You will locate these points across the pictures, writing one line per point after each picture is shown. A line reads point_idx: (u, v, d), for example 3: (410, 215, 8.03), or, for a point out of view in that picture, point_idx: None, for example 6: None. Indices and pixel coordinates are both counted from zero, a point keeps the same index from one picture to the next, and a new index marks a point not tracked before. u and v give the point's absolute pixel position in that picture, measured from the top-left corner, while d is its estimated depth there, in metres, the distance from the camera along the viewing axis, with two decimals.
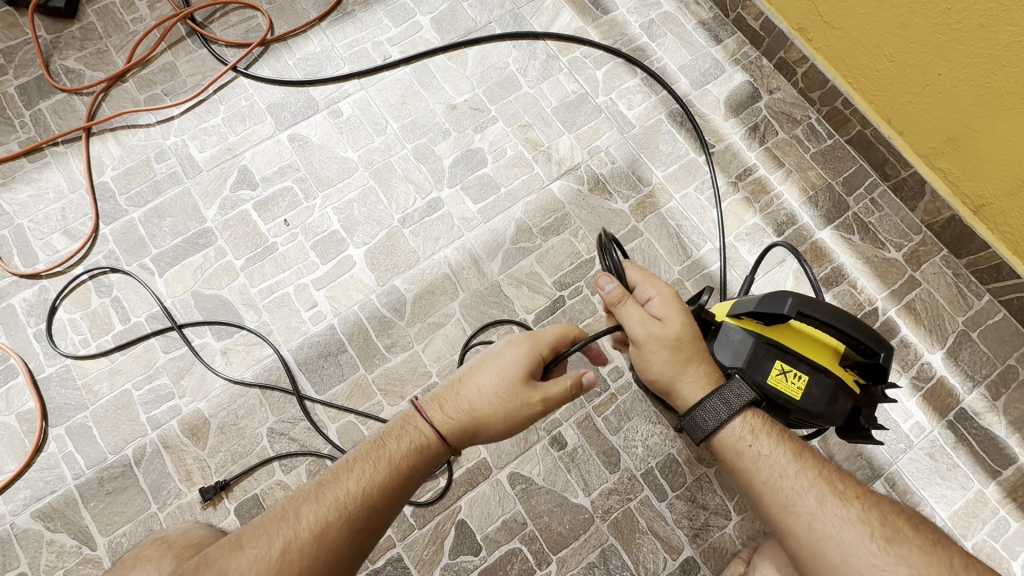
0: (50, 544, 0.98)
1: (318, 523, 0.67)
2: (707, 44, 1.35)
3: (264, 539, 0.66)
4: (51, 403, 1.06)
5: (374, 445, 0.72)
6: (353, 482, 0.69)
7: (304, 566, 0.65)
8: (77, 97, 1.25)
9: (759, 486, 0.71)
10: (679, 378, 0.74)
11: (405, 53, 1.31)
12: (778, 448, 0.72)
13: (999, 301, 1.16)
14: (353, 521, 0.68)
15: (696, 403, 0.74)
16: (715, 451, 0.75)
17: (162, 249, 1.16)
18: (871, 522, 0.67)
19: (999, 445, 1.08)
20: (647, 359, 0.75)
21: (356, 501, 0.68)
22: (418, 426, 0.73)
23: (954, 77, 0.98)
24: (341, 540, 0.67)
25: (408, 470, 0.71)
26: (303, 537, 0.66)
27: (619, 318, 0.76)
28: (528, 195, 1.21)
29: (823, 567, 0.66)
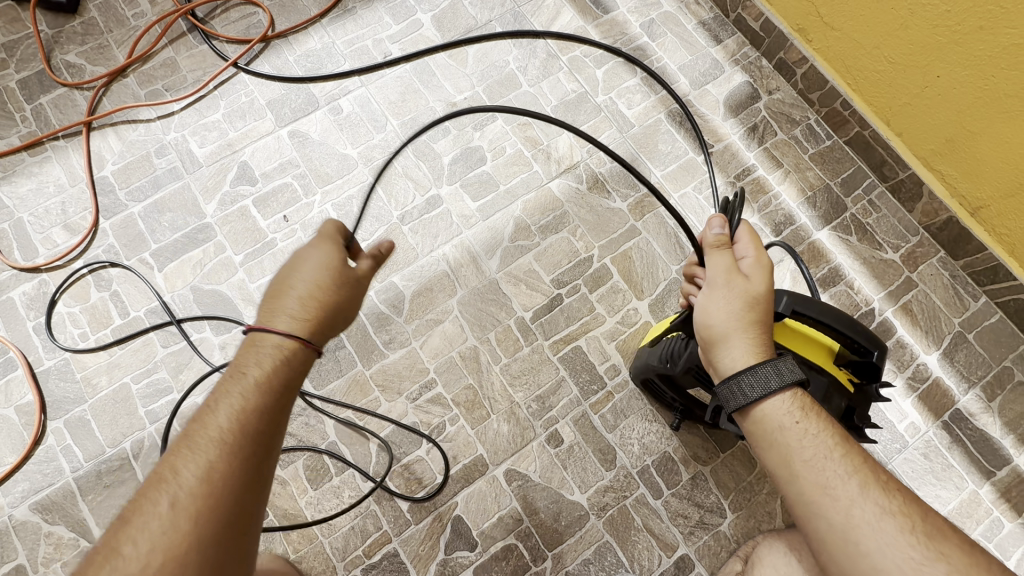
0: (48, 536, 0.99)
1: (208, 467, 0.59)
2: (706, 44, 1.35)
3: (153, 499, 0.57)
4: (49, 396, 1.07)
5: (229, 377, 0.65)
6: (231, 414, 0.62)
7: (212, 513, 0.57)
8: (78, 92, 1.26)
9: (795, 464, 0.65)
10: (737, 333, 0.71)
11: (406, 51, 1.32)
12: (822, 429, 0.66)
13: (995, 303, 1.17)
14: (247, 451, 0.61)
15: (746, 368, 0.69)
16: (751, 425, 0.70)
17: (162, 243, 1.16)
18: (913, 518, 0.61)
19: (994, 446, 1.08)
20: (713, 303, 0.73)
21: (243, 430, 0.62)
22: (268, 342, 0.68)
23: (954, 78, 0.98)
24: (241, 475, 0.60)
25: (286, 387, 0.67)
26: (196, 484, 0.58)
27: (709, 259, 0.77)
28: (527, 193, 1.22)
29: (855, 557, 0.60)
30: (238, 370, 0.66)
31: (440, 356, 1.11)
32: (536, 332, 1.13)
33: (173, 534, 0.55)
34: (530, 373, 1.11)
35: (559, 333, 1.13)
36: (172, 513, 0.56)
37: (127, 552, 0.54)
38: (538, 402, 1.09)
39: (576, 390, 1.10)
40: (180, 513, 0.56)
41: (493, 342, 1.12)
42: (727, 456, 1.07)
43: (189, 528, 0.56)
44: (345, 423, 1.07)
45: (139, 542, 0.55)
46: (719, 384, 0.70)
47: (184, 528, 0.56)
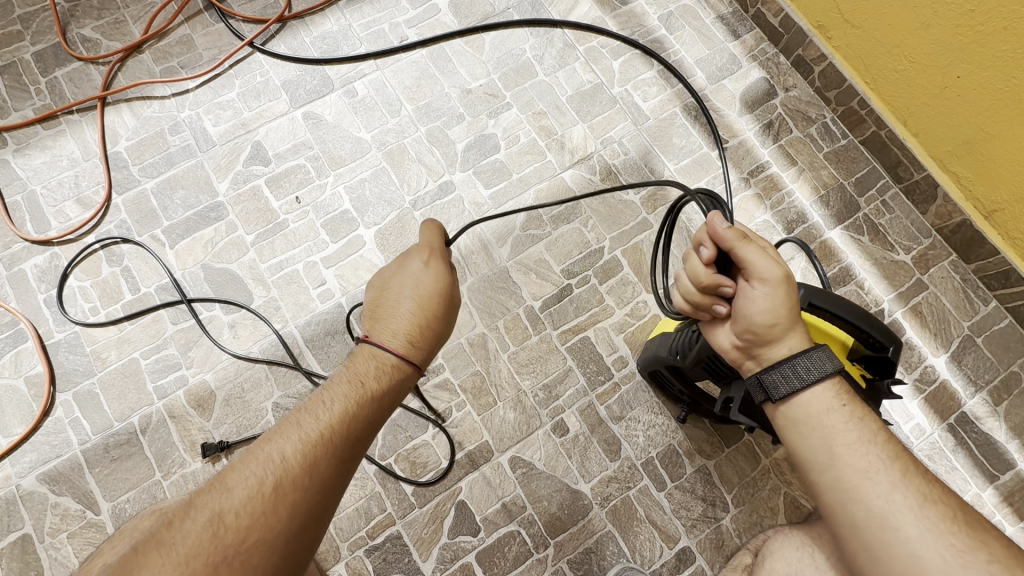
0: (54, 507, 0.99)
1: (305, 457, 0.62)
2: (725, 39, 1.34)
3: (250, 468, 0.61)
4: (59, 368, 1.07)
5: (348, 381, 0.69)
6: (332, 413, 0.66)
7: (298, 499, 0.60)
8: (93, 67, 1.26)
9: (837, 449, 0.65)
10: (798, 325, 0.69)
11: (422, 36, 1.31)
12: (865, 416, 0.67)
13: (1006, 308, 1.16)
14: (341, 452, 0.64)
15: (803, 351, 0.68)
16: (795, 411, 0.69)
17: (174, 221, 1.16)
18: (951, 507, 0.62)
19: (999, 451, 1.08)
20: (775, 301, 0.68)
21: (339, 433, 0.65)
22: (381, 356, 0.73)
23: (974, 80, 0.97)
24: (330, 473, 0.63)
25: (389, 400, 0.70)
26: (292, 470, 0.61)
27: (746, 255, 0.69)
28: (540, 182, 1.22)
29: (892, 542, 0.61)
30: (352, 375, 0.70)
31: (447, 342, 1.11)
32: (545, 322, 1.13)
33: (255, 506, 0.58)
34: (537, 361, 1.11)
35: (567, 323, 1.13)
36: (266, 491, 0.59)
37: (222, 514, 0.58)
38: (544, 391, 1.09)
39: (582, 380, 1.10)
40: (274, 490, 0.60)
41: (501, 330, 1.12)
42: (732, 451, 1.07)
43: (280, 509, 0.59)
44: None
45: (228, 509, 0.58)
46: (770, 370, 0.69)
47: (274, 507, 0.59)
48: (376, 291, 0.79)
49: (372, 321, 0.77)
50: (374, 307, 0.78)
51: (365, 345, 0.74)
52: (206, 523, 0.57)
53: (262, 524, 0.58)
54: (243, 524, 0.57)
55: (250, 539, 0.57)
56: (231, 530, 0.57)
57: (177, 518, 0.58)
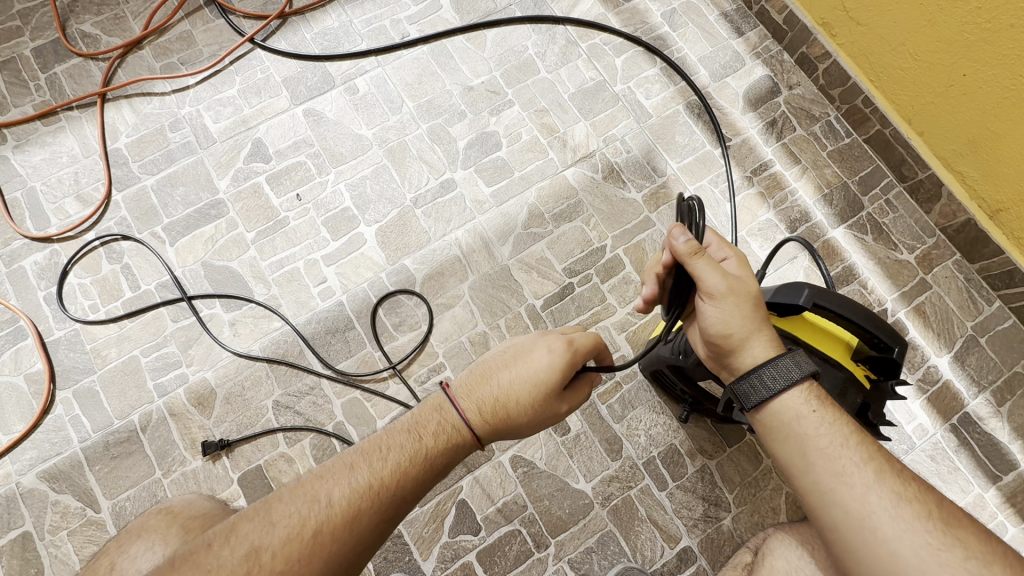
0: (55, 505, 0.99)
1: (351, 509, 0.62)
2: (728, 36, 1.33)
3: (295, 505, 0.62)
4: (59, 366, 1.07)
5: (409, 433, 0.68)
6: (385, 467, 0.65)
7: (332, 551, 0.60)
8: (93, 63, 1.25)
9: (812, 454, 0.65)
10: (756, 334, 0.70)
11: (423, 32, 1.30)
12: (837, 418, 0.67)
13: (1009, 308, 1.15)
14: (385, 513, 0.63)
15: (767, 360, 0.68)
16: (768, 418, 0.69)
17: (174, 218, 1.16)
18: (927, 504, 0.63)
19: (1002, 451, 1.08)
20: (724, 313, 0.70)
21: (388, 491, 0.64)
22: (451, 417, 0.70)
23: (980, 78, 0.97)
24: (368, 530, 0.62)
25: (441, 465, 0.69)
26: (335, 521, 0.61)
27: (697, 269, 0.70)
28: (542, 180, 1.21)
29: (872, 543, 0.61)
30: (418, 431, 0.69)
31: (449, 340, 1.11)
32: (546, 320, 1.13)
33: (291, 549, 0.59)
34: None
35: (569, 322, 1.13)
36: (305, 535, 0.60)
37: (258, 551, 0.59)
38: None
39: None
40: (312, 537, 0.60)
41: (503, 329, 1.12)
42: (734, 451, 1.06)
43: (316, 559, 0.59)
44: (352, 403, 1.07)
45: (265, 546, 0.59)
46: (739, 381, 0.70)
47: (309, 556, 0.59)
48: (499, 352, 0.77)
49: (468, 377, 0.75)
50: (482, 369, 0.75)
51: (442, 396, 0.72)
52: (243, 556, 0.58)
53: (294, 572, 0.58)
54: (277, 568, 0.58)
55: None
56: (264, 569, 0.58)
57: (217, 541, 0.60)
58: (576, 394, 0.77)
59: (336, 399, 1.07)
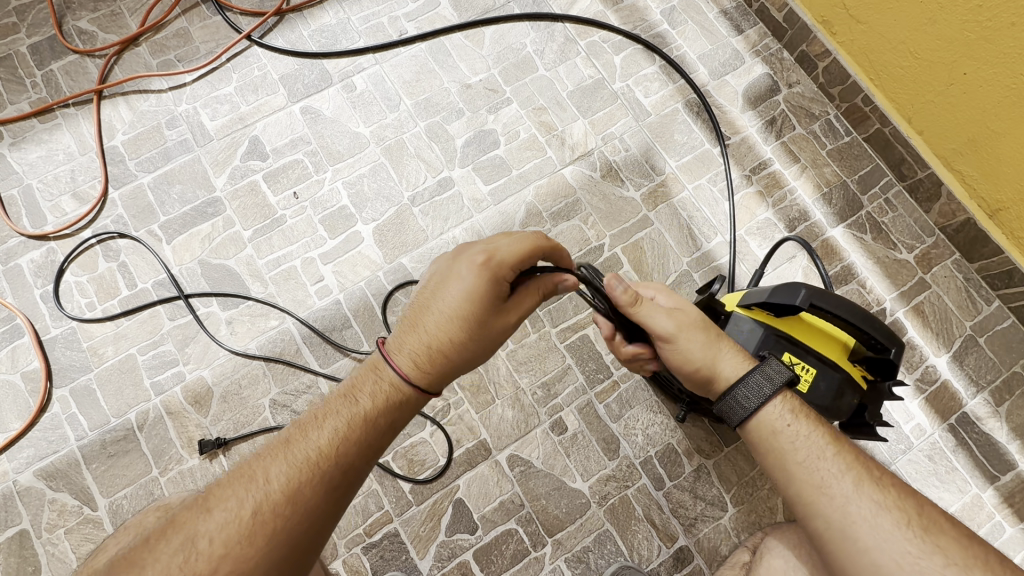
0: (51, 503, 0.99)
1: (288, 485, 0.62)
2: (728, 34, 1.32)
3: (236, 489, 0.62)
4: (55, 364, 1.07)
5: (344, 398, 0.67)
6: (320, 439, 0.64)
7: (276, 529, 0.60)
8: (90, 60, 1.24)
9: (791, 466, 0.68)
10: (720, 356, 0.74)
11: (421, 30, 1.29)
12: (815, 430, 0.69)
13: (1008, 308, 1.15)
14: (327, 485, 0.63)
15: (738, 380, 0.72)
16: (750, 432, 0.72)
17: (171, 216, 1.15)
18: (909, 512, 0.64)
19: (999, 451, 1.08)
20: (685, 350, 0.75)
21: (325, 461, 0.64)
22: (385, 373, 0.68)
23: (980, 77, 0.96)
24: (312, 503, 0.62)
25: (386, 425, 0.67)
26: (274, 498, 0.61)
27: (643, 318, 0.77)
28: (540, 178, 1.20)
29: (853, 553, 0.64)
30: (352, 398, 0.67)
31: None
32: (544, 319, 1.12)
33: (230, 530, 0.60)
34: (536, 359, 1.10)
35: (566, 321, 1.12)
36: (246, 517, 0.60)
37: (196, 537, 0.59)
38: (542, 389, 1.09)
39: (581, 378, 1.10)
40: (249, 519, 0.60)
41: None
42: (731, 450, 1.06)
43: (258, 538, 0.60)
44: None
45: (204, 534, 0.59)
46: (717, 403, 0.74)
47: (249, 535, 0.59)
48: (421, 288, 0.73)
49: (401, 326, 0.72)
50: (412, 313, 0.72)
51: (376, 354, 0.70)
52: (183, 544, 0.59)
53: (235, 554, 0.59)
54: (216, 552, 0.58)
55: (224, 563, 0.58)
56: (203, 556, 0.58)
57: (161, 532, 0.61)
58: (523, 300, 0.74)
59: None
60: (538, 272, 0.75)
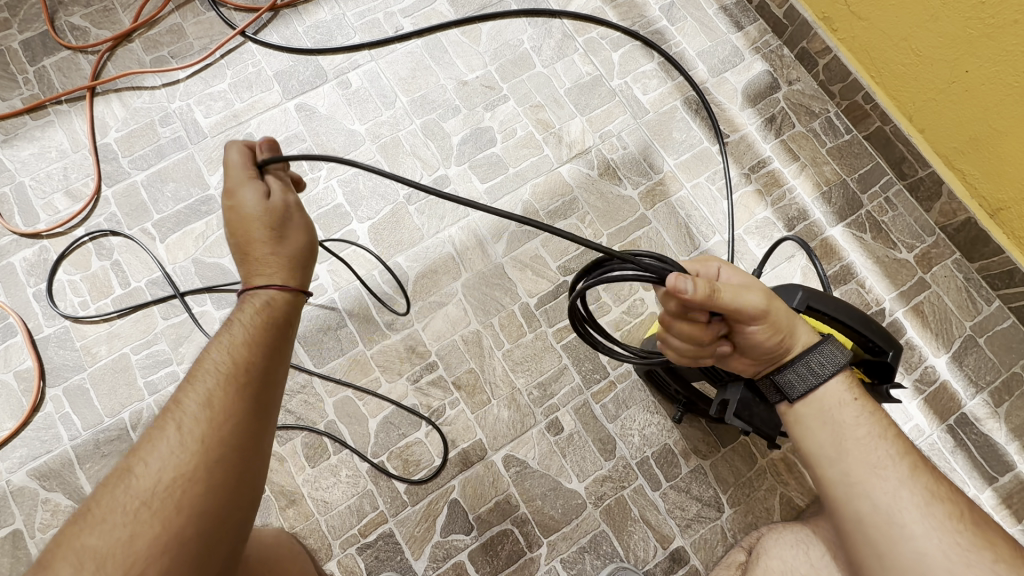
0: (45, 503, 0.99)
1: (208, 397, 0.62)
2: (727, 30, 1.31)
3: (158, 427, 0.60)
4: (48, 363, 1.06)
5: (225, 323, 0.69)
6: (217, 355, 0.65)
7: (211, 434, 0.60)
8: (82, 56, 1.23)
9: (847, 444, 0.68)
10: (798, 323, 0.70)
11: (417, 26, 1.28)
12: (874, 413, 0.69)
13: (1009, 308, 1.14)
14: (242, 388, 0.64)
15: (814, 347, 0.70)
16: (808, 406, 0.71)
17: (164, 214, 1.14)
18: (958, 506, 0.65)
19: (998, 452, 1.07)
20: (775, 322, 0.68)
21: (236, 367, 0.64)
22: (259, 292, 0.71)
23: (982, 75, 0.95)
24: (239, 404, 0.63)
25: (277, 326, 0.70)
26: (199, 416, 0.60)
27: (729, 301, 0.66)
28: (536, 177, 1.19)
29: (898, 539, 0.63)
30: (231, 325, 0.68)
31: (442, 339, 1.10)
32: (540, 319, 1.11)
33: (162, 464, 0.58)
34: (532, 359, 1.10)
35: (562, 321, 1.12)
36: (171, 448, 0.59)
37: (135, 478, 0.57)
38: (538, 389, 1.08)
39: (578, 378, 1.09)
40: (181, 439, 0.59)
41: (496, 327, 1.11)
42: (728, 451, 1.06)
43: (199, 446, 0.59)
44: (344, 402, 1.06)
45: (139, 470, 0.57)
46: (784, 369, 0.71)
47: (187, 449, 0.59)
48: (225, 227, 0.72)
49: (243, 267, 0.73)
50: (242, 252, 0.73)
51: (241, 292, 0.71)
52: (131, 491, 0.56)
53: (180, 469, 0.58)
54: (159, 476, 0.57)
55: (168, 489, 0.57)
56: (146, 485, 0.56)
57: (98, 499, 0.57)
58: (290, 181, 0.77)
59: (328, 398, 1.06)
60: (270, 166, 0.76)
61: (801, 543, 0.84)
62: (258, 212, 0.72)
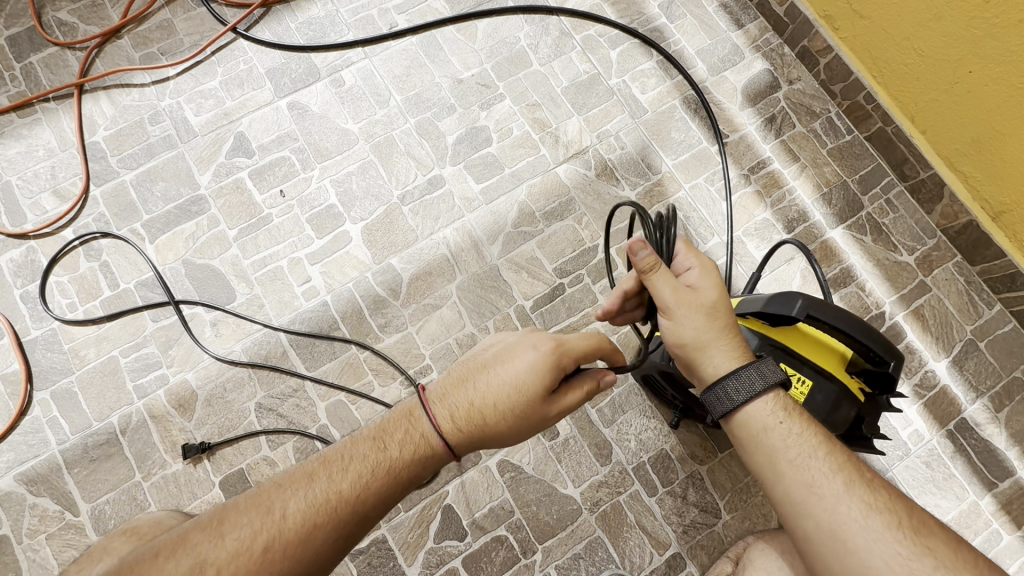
0: (33, 508, 0.97)
1: (303, 522, 0.61)
2: (727, 28, 1.29)
3: (253, 518, 0.60)
4: (36, 366, 1.05)
5: (375, 441, 0.67)
6: (394, 456, 0.66)
7: (282, 566, 0.59)
8: (70, 52, 1.21)
9: (782, 464, 0.66)
10: (712, 345, 0.71)
11: (412, 22, 1.26)
12: (807, 428, 0.68)
13: (1010, 312, 1.13)
14: (342, 526, 0.62)
15: (728, 372, 0.69)
16: (736, 428, 0.70)
17: (154, 214, 1.12)
18: (898, 513, 0.63)
19: (998, 457, 1.06)
20: (677, 326, 0.71)
21: (342, 504, 0.63)
22: (421, 425, 0.69)
23: (986, 76, 0.93)
24: (321, 542, 0.61)
25: (409, 476, 0.67)
26: (286, 536, 0.60)
27: (651, 285, 0.71)
28: (533, 177, 1.18)
29: (842, 554, 0.62)
30: (408, 437, 0.68)
31: (436, 342, 1.08)
32: (536, 322, 1.10)
33: (224, 554, 0.58)
34: None
35: (558, 324, 1.10)
36: (232, 546, 0.58)
37: (207, 564, 0.57)
38: None
39: None
40: (249, 546, 0.59)
41: (491, 330, 1.09)
42: (725, 455, 1.04)
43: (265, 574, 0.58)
44: (337, 406, 1.04)
45: (216, 560, 0.57)
46: (704, 393, 0.71)
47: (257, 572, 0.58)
48: (481, 353, 0.74)
49: (445, 380, 0.73)
50: (476, 360, 0.73)
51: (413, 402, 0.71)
52: (187, 570, 0.56)
53: None
54: None
55: None
56: None
57: (163, 552, 0.58)
58: (577, 390, 0.72)
59: (320, 402, 1.05)
60: (582, 370, 0.73)
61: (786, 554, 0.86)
62: (531, 366, 0.69)
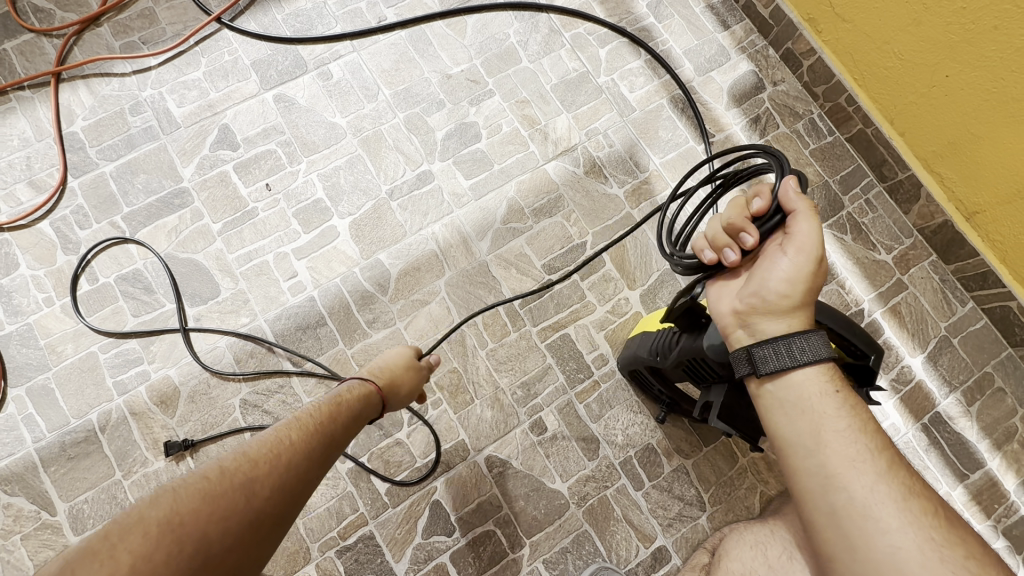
0: (7, 508, 0.95)
1: (302, 438, 0.67)
2: (714, 29, 1.31)
3: (266, 442, 0.65)
4: (10, 362, 1.01)
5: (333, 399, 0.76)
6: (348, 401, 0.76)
7: (287, 470, 0.63)
8: (46, 39, 1.17)
9: (825, 434, 0.63)
10: (805, 310, 0.67)
11: (401, 17, 1.25)
12: (853, 402, 0.65)
13: (982, 309, 1.17)
14: (332, 438, 0.70)
15: (802, 332, 0.66)
16: (783, 391, 0.66)
17: (134, 207, 1.10)
18: (931, 502, 0.61)
19: (970, 450, 1.10)
20: (794, 274, 0.66)
21: (325, 418, 0.71)
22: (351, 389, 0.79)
23: (962, 80, 0.96)
24: (317, 455, 0.67)
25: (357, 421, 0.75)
26: (295, 442, 0.66)
27: (801, 222, 0.66)
28: (522, 174, 1.18)
29: (872, 533, 0.59)
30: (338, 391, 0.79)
31: (424, 338, 1.08)
32: (525, 318, 1.10)
33: (266, 479, 0.61)
34: (515, 359, 1.09)
35: (547, 319, 1.11)
36: (236, 480, 0.58)
37: (240, 464, 0.60)
38: (522, 389, 1.07)
39: (561, 378, 1.08)
40: (254, 462, 0.61)
41: (480, 326, 1.09)
42: (710, 450, 1.06)
43: (278, 466, 0.63)
44: None
45: (241, 469, 0.60)
46: (763, 344, 0.67)
47: (271, 468, 0.62)
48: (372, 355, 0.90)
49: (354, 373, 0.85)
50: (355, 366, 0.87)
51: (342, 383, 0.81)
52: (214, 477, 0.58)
53: (262, 483, 0.60)
54: (254, 481, 0.60)
55: (225, 491, 0.57)
56: (241, 484, 0.59)
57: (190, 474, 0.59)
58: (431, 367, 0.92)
59: (307, 399, 1.04)
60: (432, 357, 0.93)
61: (758, 545, 0.84)
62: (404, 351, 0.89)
